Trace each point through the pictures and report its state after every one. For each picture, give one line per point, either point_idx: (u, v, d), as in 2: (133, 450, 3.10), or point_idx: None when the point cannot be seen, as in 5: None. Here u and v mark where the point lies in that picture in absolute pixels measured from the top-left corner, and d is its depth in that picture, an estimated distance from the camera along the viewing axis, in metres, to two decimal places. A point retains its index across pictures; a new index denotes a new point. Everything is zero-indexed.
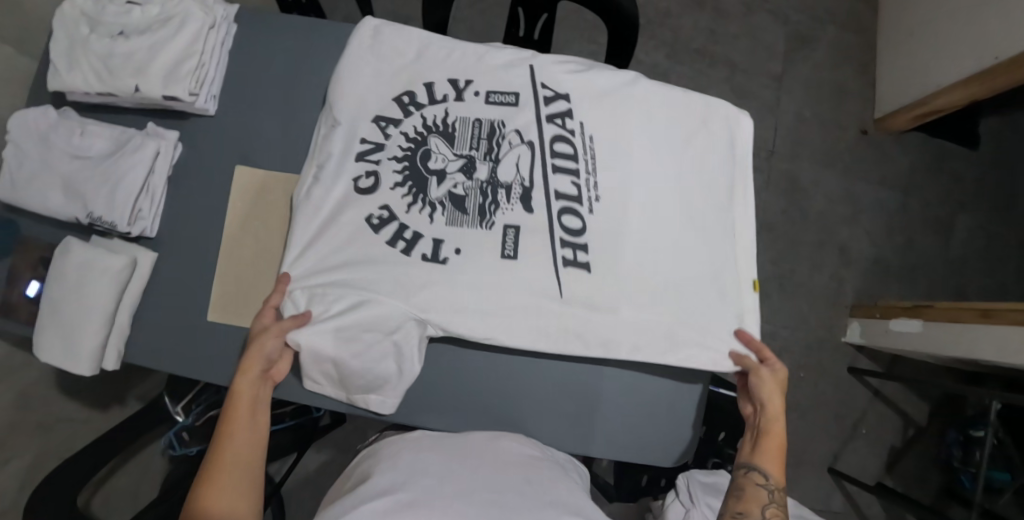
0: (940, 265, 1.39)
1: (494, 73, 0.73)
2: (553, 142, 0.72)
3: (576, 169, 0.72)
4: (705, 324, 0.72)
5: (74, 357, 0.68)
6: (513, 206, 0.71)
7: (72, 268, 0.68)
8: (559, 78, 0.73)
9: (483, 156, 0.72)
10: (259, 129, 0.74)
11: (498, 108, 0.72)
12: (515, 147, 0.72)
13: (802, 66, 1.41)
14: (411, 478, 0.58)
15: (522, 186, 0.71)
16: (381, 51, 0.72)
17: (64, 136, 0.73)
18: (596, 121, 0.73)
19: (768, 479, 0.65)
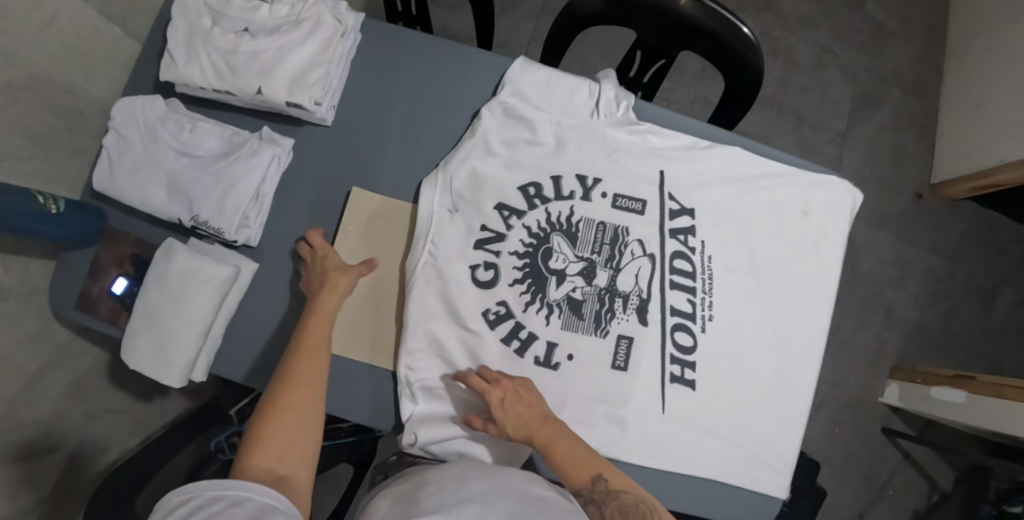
0: (979, 336, 1.41)
1: (622, 174, 0.70)
2: (672, 257, 0.70)
3: (693, 285, 0.71)
4: (783, 451, 0.72)
5: (165, 364, 0.64)
6: (629, 317, 0.68)
7: (174, 270, 0.64)
8: (688, 189, 0.71)
9: (605, 263, 0.69)
10: (374, 146, 0.72)
11: (623, 214, 0.70)
12: (637, 257, 0.69)
13: (865, 126, 1.43)
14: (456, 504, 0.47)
15: (640, 297, 0.69)
16: (508, 139, 0.69)
17: (174, 130, 0.70)
18: (717, 236, 0.72)
19: (593, 485, 0.57)
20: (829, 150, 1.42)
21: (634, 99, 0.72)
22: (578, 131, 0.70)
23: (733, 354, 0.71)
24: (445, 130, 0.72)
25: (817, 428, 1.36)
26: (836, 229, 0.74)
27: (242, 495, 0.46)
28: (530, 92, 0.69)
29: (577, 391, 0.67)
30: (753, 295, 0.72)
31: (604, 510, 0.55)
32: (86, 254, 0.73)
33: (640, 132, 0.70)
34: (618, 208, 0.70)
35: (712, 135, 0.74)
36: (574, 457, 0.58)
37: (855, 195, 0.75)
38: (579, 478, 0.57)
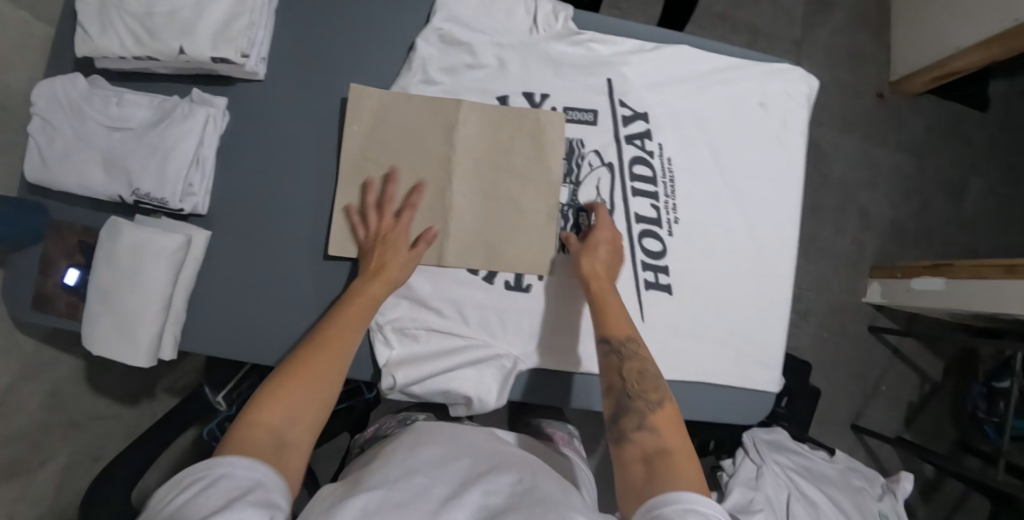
0: (952, 226, 1.45)
1: (571, 88, 0.69)
2: (632, 164, 0.70)
3: (656, 189, 0.70)
4: (769, 346, 0.72)
5: (131, 344, 0.62)
6: (595, 229, 0.68)
7: (123, 248, 0.62)
8: (641, 93, 0.70)
9: (564, 178, 0.68)
10: (313, 96, 0.70)
11: (577, 127, 0.69)
12: (595, 168, 0.69)
13: (820, 32, 1.42)
14: (403, 475, 0.50)
15: (604, 209, 0.69)
16: (448, 66, 0.67)
17: (101, 106, 0.67)
18: (675, 139, 0.71)
19: (615, 343, 0.55)
20: (787, 60, 1.41)
21: (573, 10, 0.69)
22: (518, 52, 0.68)
23: (706, 252, 0.71)
24: (382, 67, 0.70)
25: (808, 335, 1.39)
26: (793, 116, 0.73)
27: (221, 471, 0.40)
28: (465, 13, 0.67)
29: (559, 311, 0.67)
30: (719, 191, 0.71)
31: (624, 362, 0.54)
32: (33, 251, 0.70)
33: (583, 43, 0.69)
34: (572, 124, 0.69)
35: (657, 38, 0.72)
36: (622, 318, 0.57)
37: (809, 81, 0.74)
38: (613, 328, 0.56)
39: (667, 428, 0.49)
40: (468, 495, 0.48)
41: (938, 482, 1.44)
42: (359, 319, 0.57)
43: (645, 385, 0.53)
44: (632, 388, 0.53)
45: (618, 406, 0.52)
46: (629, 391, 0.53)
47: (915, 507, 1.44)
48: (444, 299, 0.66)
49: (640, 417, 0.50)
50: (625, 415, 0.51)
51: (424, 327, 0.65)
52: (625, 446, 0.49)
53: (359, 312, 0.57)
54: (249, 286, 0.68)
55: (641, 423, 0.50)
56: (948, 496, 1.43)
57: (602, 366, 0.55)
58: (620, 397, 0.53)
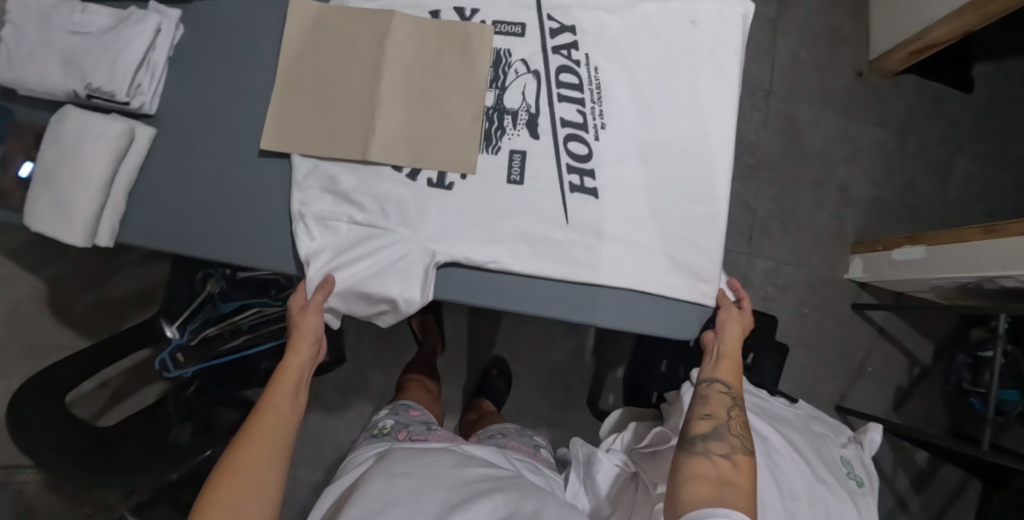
0: (937, 205, 1.43)
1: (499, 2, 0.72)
2: (557, 72, 0.71)
3: (582, 97, 0.71)
4: (699, 255, 0.71)
5: (69, 220, 0.65)
6: (520, 132, 0.71)
7: (67, 128, 0.65)
8: (568, 7, 0.72)
9: (490, 83, 0.71)
10: (265, 17, 0.76)
11: (505, 38, 0.72)
12: (521, 75, 0.71)
13: (795, 12, 1.44)
14: (382, 509, 0.59)
15: (529, 113, 0.71)
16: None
17: (65, 14, 0.72)
18: (602, 50, 0.72)
19: (732, 391, 0.64)
20: (762, 38, 1.44)
21: None
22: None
23: (631, 159, 0.71)
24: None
25: (787, 310, 1.37)
26: (729, 33, 0.73)
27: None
28: None
29: (483, 212, 0.69)
30: (647, 101, 0.72)
31: (733, 408, 0.62)
32: None
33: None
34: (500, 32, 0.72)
35: None
36: (734, 369, 0.66)
37: (745, 3, 0.74)
38: (723, 371, 0.65)
39: (745, 476, 0.56)
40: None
41: (932, 473, 1.37)
42: (286, 394, 0.60)
43: (740, 428, 0.61)
44: (723, 419, 0.61)
45: (700, 425, 0.61)
46: (721, 421, 0.60)
47: (907, 499, 1.37)
48: (368, 192, 0.69)
49: (725, 449, 0.58)
50: (693, 438, 0.60)
51: (345, 222, 0.68)
52: (685, 457, 0.58)
53: (286, 388, 0.61)
54: (187, 178, 0.72)
55: (729, 453, 0.57)
56: (942, 486, 1.37)
57: (708, 398, 0.63)
58: (701, 420, 0.61)
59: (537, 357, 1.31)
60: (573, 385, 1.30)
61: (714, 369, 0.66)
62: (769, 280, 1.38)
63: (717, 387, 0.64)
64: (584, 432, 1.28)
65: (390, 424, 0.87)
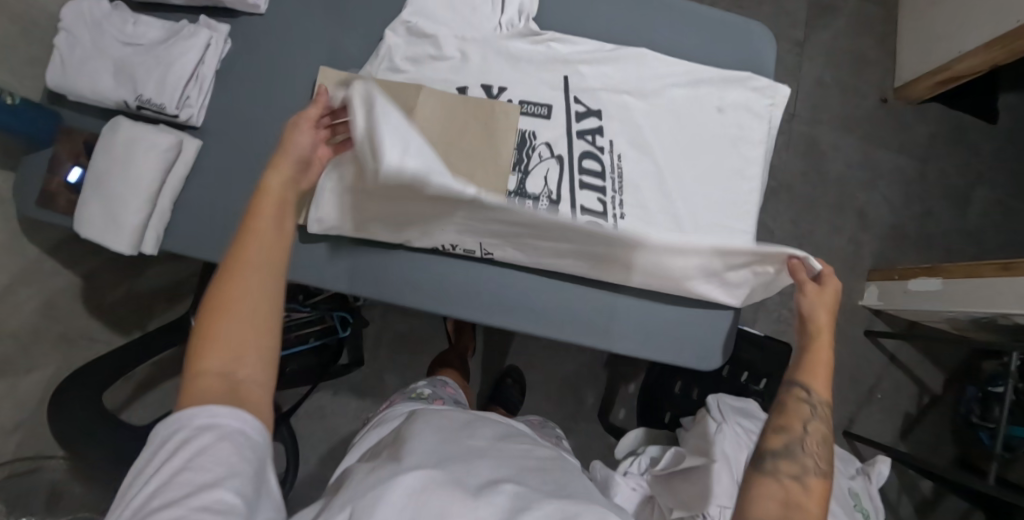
0: (955, 234, 1.43)
1: (527, 84, 0.76)
2: (581, 157, 0.75)
3: (603, 183, 0.74)
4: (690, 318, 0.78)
5: (118, 230, 0.67)
6: (539, 216, 0.74)
7: (117, 141, 0.68)
8: (594, 93, 0.76)
9: (513, 166, 0.74)
10: (309, 45, 0.78)
11: (530, 119, 0.76)
12: (544, 160, 0.75)
13: (822, 35, 1.45)
14: (444, 456, 0.56)
15: (550, 197, 0.74)
16: (412, 56, 0.76)
17: (118, 25, 0.74)
18: (626, 135, 0.75)
19: (812, 397, 0.58)
20: (788, 60, 1.45)
21: (536, 12, 0.79)
22: (479, 44, 0.77)
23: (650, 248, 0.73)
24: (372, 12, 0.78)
25: None
26: (754, 125, 0.77)
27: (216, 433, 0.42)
28: (433, 11, 0.76)
29: (501, 297, 0.77)
30: (668, 187, 0.75)
31: (812, 423, 0.57)
32: (45, 153, 0.76)
33: (543, 42, 0.76)
34: (537, 79, 0.76)
35: (618, 35, 0.80)
36: (829, 375, 0.59)
37: (775, 93, 0.78)
38: (816, 379, 0.58)
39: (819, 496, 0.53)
40: (502, 486, 0.52)
41: (937, 502, 1.38)
42: (272, 218, 0.52)
43: (815, 442, 0.56)
44: (800, 434, 0.56)
45: (774, 437, 0.56)
46: (795, 438, 0.56)
47: None
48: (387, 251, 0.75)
49: (799, 469, 0.54)
50: (761, 453, 0.56)
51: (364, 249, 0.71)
52: (753, 475, 0.54)
53: (270, 207, 0.53)
54: (227, 204, 0.74)
55: (812, 470, 0.54)
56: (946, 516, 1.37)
57: (787, 408, 0.58)
58: (773, 433, 0.57)
59: (549, 367, 1.33)
60: (585, 397, 1.32)
61: (798, 368, 0.60)
62: None
63: (795, 391, 0.58)
64: (593, 444, 1.30)
65: (428, 391, 0.88)
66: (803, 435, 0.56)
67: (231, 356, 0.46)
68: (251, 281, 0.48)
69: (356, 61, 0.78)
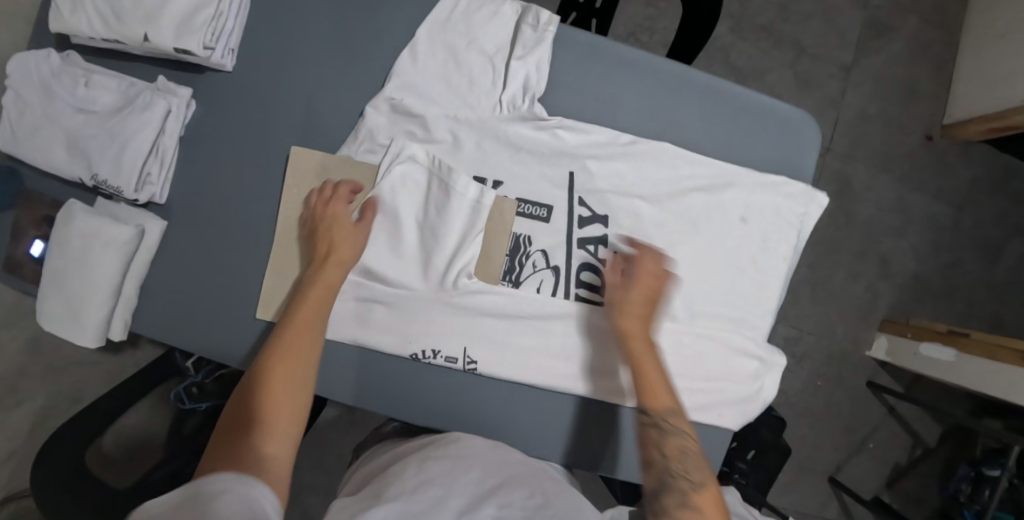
0: (981, 289, 1.34)
1: (528, 179, 0.69)
2: (580, 269, 0.69)
3: (602, 300, 0.69)
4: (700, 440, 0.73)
5: (78, 325, 0.65)
6: (529, 329, 0.69)
7: (75, 233, 0.65)
8: (604, 194, 0.69)
9: (503, 274, 0.69)
10: (283, 114, 0.69)
11: (527, 221, 0.69)
12: (539, 270, 0.69)
13: (873, 59, 1.32)
14: (416, 483, 0.52)
15: (540, 310, 0.69)
16: (394, 135, 0.68)
17: (68, 86, 0.67)
18: (633, 247, 0.69)
19: (662, 420, 0.57)
20: (831, 85, 1.32)
21: (542, 90, 0.68)
22: (475, 129, 0.68)
23: (645, 368, 0.70)
24: (357, 75, 0.69)
25: (799, 381, 1.34)
26: (779, 237, 0.72)
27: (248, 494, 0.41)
28: (423, 84, 0.67)
29: (480, 406, 0.71)
30: (672, 303, 0.70)
31: (665, 441, 0.56)
32: (6, 218, 0.72)
33: (548, 129, 0.68)
34: (540, 170, 0.69)
35: (636, 122, 0.71)
36: (656, 379, 0.59)
37: (805, 202, 0.72)
38: (657, 396, 0.58)
39: (708, 506, 0.51)
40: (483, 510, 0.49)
41: None
42: (323, 305, 0.60)
43: (682, 464, 0.54)
44: (672, 471, 0.54)
45: (654, 477, 0.54)
46: (665, 474, 0.54)
47: None
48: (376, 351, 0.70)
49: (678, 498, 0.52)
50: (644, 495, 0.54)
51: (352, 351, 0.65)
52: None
53: (321, 297, 0.61)
54: (194, 293, 0.70)
55: (697, 487, 0.52)
56: None
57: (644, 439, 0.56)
58: (658, 471, 0.54)
59: None
60: None
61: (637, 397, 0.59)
62: (787, 348, 1.34)
63: (647, 422, 0.57)
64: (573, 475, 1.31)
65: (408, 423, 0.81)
66: (666, 461, 0.55)
67: (276, 420, 0.49)
68: (307, 349, 0.55)
69: (334, 132, 0.69)
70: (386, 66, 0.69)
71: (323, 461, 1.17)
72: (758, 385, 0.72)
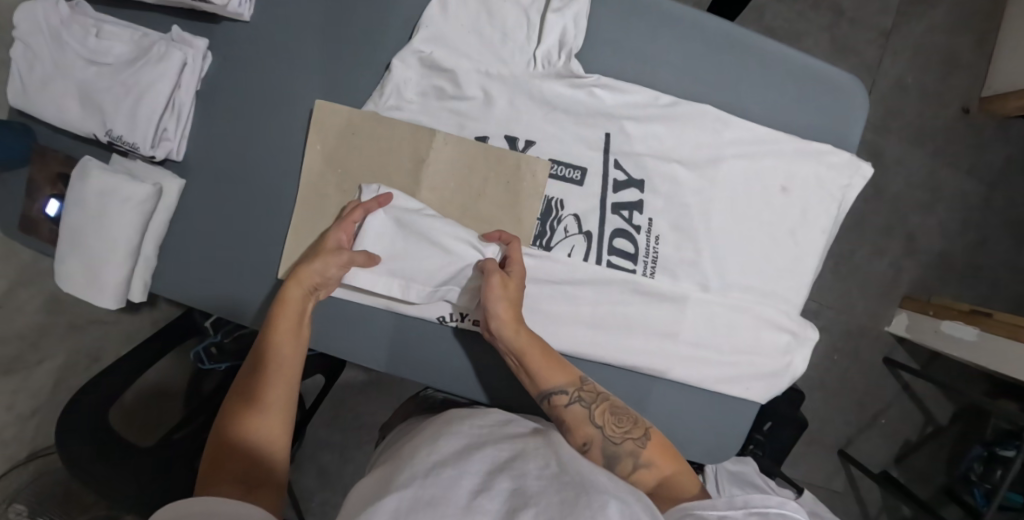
0: (1008, 269, 1.32)
1: (562, 141, 0.65)
2: (612, 236, 0.67)
3: (634, 268, 0.67)
4: (730, 413, 0.72)
5: (98, 284, 0.64)
6: (558, 295, 0.67)
7: (91, 189, 0.63)
8: (640, 158, 0.66)
9: (533, 240, 0.66)
10: (305, 66, 0.66)
11: (559, 184, 0.66)
12: (570, 235, 0.66)
13: (915, 26, 1.26)
14: (431, 467, 0.48)
15: (570, 277, 0.66)
16: (422, 91, 0.65)
17: (80, 36, 0.64)
18: (668, 215, 0.67)
19: (571, 389, 0.60)
20: (868, 53, 1.27)
21: (580, 46, 0.65)
22: (507, 85, 0.64)
23: (675, 338, 0.68)
24: (383, 26, 0.65)
25: (815, 354, 1.34)
26: (819, 207, 0.70)
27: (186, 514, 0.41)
28: (451, 37, 0.63)
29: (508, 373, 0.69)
30: (704, 270, 0.68)
31: (591, 411, 0.59)
32: (20, 173, 0.70)
33: (585, 87, 0.65)
34: (574, 132, 0.66)
35: (674, 83, 0.67)
36: (555, 366, 0.60)
37: (849, 172, 0.69)
38: (554, 380, 0.60)
39: (660, 456, 0.57)
40: (497, 485, 0.46)
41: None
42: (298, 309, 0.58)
43: (619, 426, 0.58)
44: (619, 437, 0.58)
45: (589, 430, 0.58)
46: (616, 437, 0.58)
47: None
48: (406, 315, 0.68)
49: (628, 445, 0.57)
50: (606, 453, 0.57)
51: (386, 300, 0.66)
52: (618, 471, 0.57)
53: (294, 305, 0.58)
54: (212, 251, 0.68)
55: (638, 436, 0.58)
56: None
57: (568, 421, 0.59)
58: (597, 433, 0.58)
59: None
60: None
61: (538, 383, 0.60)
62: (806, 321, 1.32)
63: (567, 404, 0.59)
64: None
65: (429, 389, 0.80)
66: (603, 429, 0.58)
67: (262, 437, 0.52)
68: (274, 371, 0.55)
69: (358, 85, 0.66)
70: (414, 17, 0.65)
71: (338, 422, 1.18)
72: (788, 360, 0.71)
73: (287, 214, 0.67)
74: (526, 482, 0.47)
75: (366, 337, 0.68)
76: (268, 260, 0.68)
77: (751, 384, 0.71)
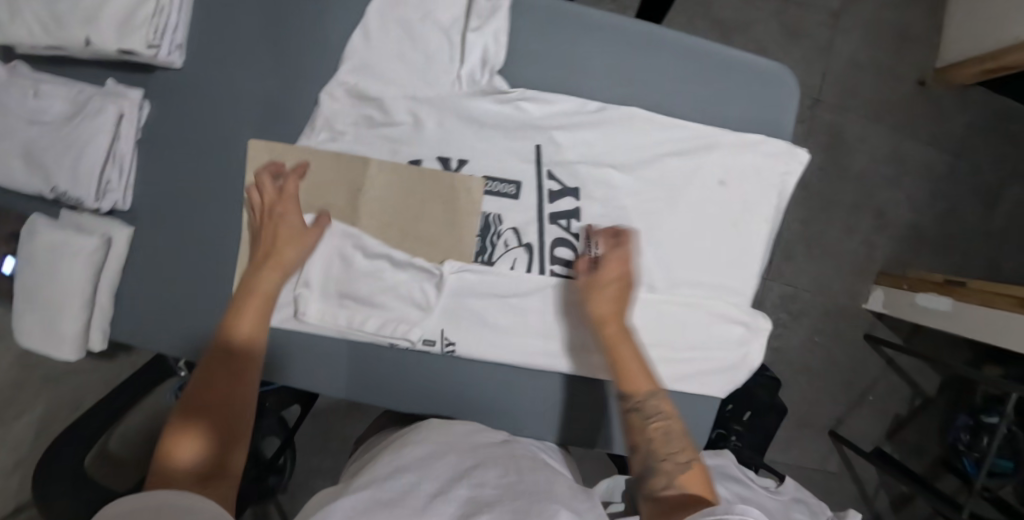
0: (979, 236, 1.32)
1: (495, 156, 0.67)
2: (554, 244, 0.67)
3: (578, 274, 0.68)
4: (689, 408, 0.73)
5: (54, 338, 0.65)
6: (505, 308, 0.68)
7: (40, 245, 0.65)
8: (573, 166, 0.67)
9: (476, 256, 0.67)
10: (239, 106, 0.67)
11: (496, 199, 0.67)
12: (511, 248, 0.67)
13: (862, 5, 1.28)
14: (393, 472, 0.49)
15: (515, 289, 0.67)
16: (353, 120, 0.66)
17: (18, 98, 0.66)
18: (607, 219, 0.68)
19: (638, 398, 0.57)
20: (819, 35, 1.28)
21: (503, 62, 0.66)
22: (436, 106, 0.66)
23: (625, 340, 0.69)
24: (309, 60, 0.66)
25: (796, 337, 1.34)
26: (758, 197, 0.70)
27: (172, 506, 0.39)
28: (375, 65, 0.65)
29: (465, 390, 0.70)
30: (648, 270, 0.69)
31: (649, 423, 0.56)
32: None
33: (511, 102, 0.66)
34: (506, 147, 0.67)
35: (601, 89, 0.68)
36: (640, 370, 0.58)
37: (782, 161, 0.70)
38: (633, 383, 0.58)
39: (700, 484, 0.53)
40: (454, 490, 0.47)
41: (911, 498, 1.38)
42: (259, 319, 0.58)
43: (670, 444, 0.55)
44: (662, 455, 0.54)
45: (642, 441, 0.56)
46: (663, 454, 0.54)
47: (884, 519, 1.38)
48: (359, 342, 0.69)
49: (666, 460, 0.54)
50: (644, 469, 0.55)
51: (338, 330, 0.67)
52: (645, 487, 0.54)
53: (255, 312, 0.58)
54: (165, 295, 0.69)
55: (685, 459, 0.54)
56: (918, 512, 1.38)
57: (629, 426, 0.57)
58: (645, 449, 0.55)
59: None
60: None
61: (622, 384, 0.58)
62: (783, 305, 1.33)
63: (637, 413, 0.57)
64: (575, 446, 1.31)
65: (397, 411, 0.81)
66: (651, 446, 0.55)
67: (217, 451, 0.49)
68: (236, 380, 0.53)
69: (290, 120, 0.67)
70: (340, 49, 0.66)
71: (324, 448, 1.18)
72: (743, 352, 0.72)
73: (233, 252, 0.69)
74: (484, 489, 0.48)
75: (321, 367, 0.69)
76: (221, 298, 0.69)
77: (708, 380, 0.71)
